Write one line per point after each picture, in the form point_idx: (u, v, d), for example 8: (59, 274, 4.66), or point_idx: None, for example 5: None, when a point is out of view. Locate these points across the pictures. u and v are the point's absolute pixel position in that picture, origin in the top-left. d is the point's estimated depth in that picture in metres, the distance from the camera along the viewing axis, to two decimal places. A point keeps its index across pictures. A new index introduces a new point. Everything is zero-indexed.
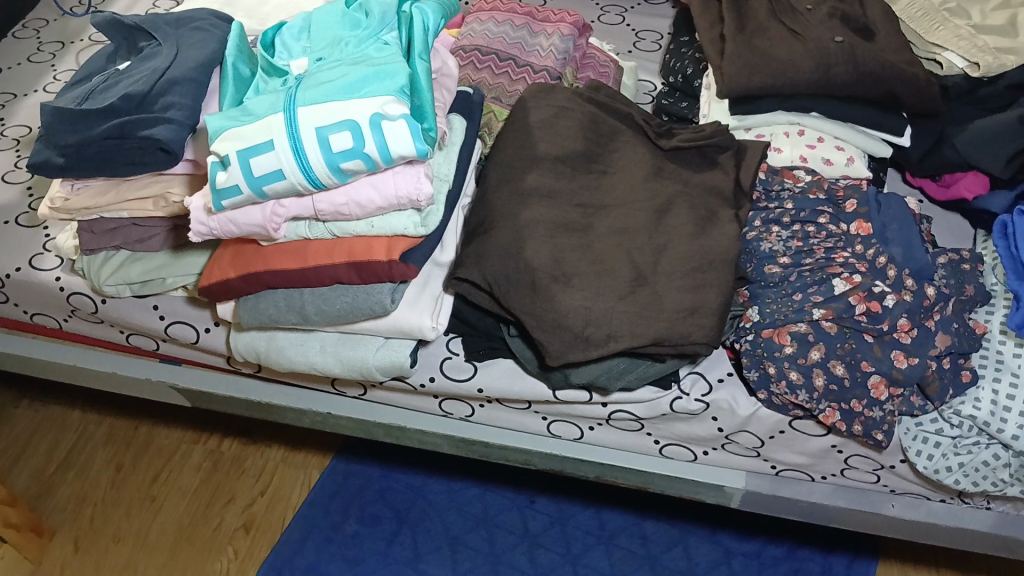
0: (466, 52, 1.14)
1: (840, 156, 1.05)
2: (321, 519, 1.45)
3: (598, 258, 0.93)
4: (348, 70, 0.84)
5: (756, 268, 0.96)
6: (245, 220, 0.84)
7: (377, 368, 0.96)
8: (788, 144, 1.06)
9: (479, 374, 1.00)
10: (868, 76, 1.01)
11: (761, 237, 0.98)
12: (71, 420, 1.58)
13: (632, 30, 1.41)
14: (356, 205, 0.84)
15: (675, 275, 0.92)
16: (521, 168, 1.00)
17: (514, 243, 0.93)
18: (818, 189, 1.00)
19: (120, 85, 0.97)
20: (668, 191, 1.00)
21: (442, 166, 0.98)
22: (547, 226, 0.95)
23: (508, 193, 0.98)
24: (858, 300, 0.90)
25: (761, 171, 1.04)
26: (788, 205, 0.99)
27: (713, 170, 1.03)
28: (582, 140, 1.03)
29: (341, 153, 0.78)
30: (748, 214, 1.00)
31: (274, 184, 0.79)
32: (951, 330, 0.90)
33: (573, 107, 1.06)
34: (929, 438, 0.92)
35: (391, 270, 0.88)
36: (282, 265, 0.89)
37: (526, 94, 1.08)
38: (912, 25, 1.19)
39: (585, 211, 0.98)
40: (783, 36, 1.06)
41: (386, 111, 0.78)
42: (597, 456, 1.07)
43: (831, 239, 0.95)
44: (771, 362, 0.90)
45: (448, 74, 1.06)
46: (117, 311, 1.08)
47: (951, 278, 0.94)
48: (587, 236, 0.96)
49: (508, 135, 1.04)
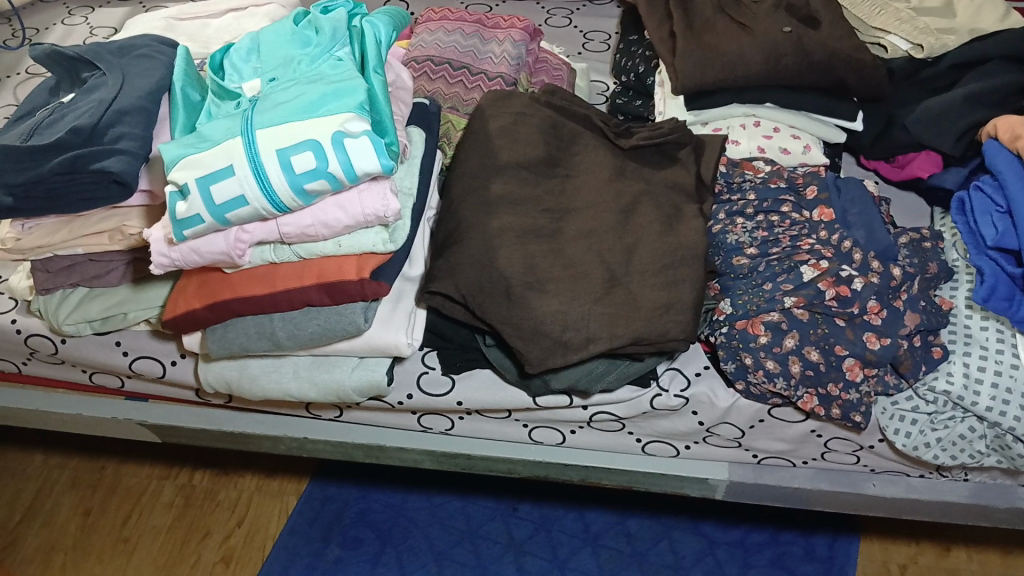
0: (418, 64, 1.13)
1: (796, 144, 1.05)
2: (302, 547, 1.42)
3: (569, 262, 0.93)
4: (305, 93, 0.83)
5: (724, 260, 0.97)
6: (209, 249, 0.82)
7: (354, 389, 0.94)
8: (745, 135, 1.06)
9: (457, 387, 0.99)
10: (817, 65, 1.04)
11: (727, 228, 0.99)
12: (34, 467, 1.52)
13: (580, 31, 1.41)
14: (322, 225, 0.83)
15: (648, 273, 0.92)
16: (484, 176, 1.00)
17: (486, 252, 0.92)
18: (778, 178, 1.01)
19: (67, 118, 0.94)
20: (631, 192, 1.01)
21: (405, 180, 0.98)
22: (515, 233, 0.95)
23: (474, 202, 0.98)
24: (827, 286, 0.91)
25: (721, 165, 1.04)
26: (751, 196, 1.00)
27: (671, 169, 1.04)
28: (543, 146, 1.03)
29: (304, 174, 0.76)
30: (711, 208, 1.01)
31: (236, 211, 0.78)
32: (919, 308, 0.92)
33: (530, 113, 1.06)
34: (905, 416, 0.93)
35: (364, 289, 0.86)
36: (250, 291, 0.87)
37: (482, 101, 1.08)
38: (854, 11, 1.22)
39: (554, 217, 0.98)
40: (732, 29, 1.07)
41: (348, 128, 0.77)
42: (581, 459, 1.06)
43: (793, 227, 0.97)
44: (747, 353, 0.91)
45: (404, 89, 1.05)
46: (78, 351, 1.05)
47: (914, 257, 0.96)
48: (557, 240, 0.96)
49: (469, 144, 1.04)
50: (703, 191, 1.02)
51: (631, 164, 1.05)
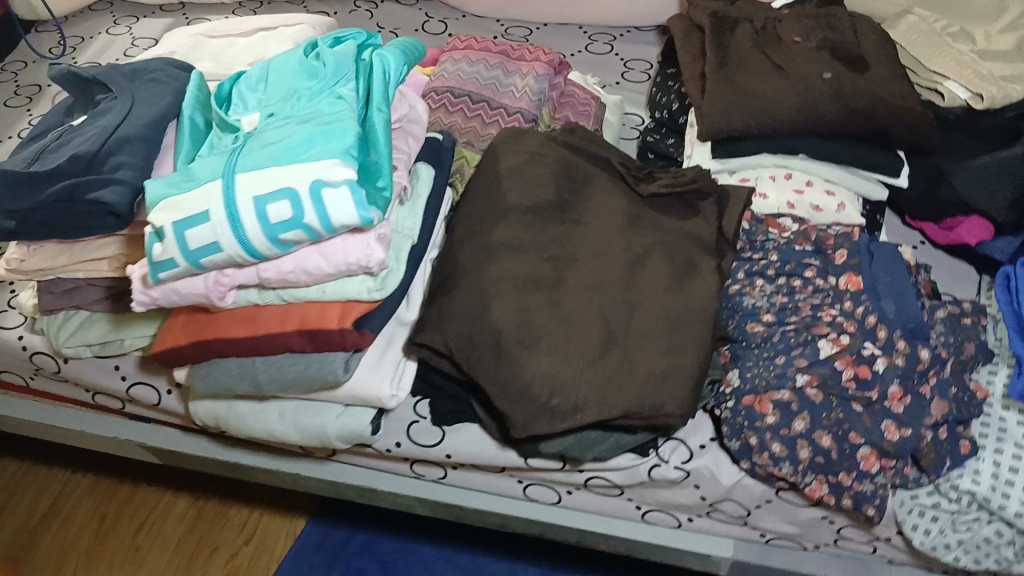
0: (437, 95, 1.09)
1: (830, 201, 0.97)
2: (305, 571, 1.39)
3: (568, 318, 0.88)
4: (294, 133, 0.80)
5: (738, 325, 0.90)
6: (189, 290, 0.80)
7: (337, 436, 0.91)
8: (774, 188, 0.99)
9: (447, 439, 0.96)
10: (859, 114, 0.95)
11: (744, 290, 0.93)
12: (58, 468, 1.55)
13: (621, 59, 1.36)
14: (303, 272, 0.79)
15: (650, 337, 0.86)
16: (488, 219, 0.95)
17: (480, 303, 0.88)
18: (805, 240, 0.93)
19: (72, 144, 0.93)
20: (644, 244, 0.95)
21: (406, 221, 0.94)
22: (513, 282, 0.90)
23: (475, 246, 0.93)
24: (845, 365, 0.84)
25: (744, 221, 0.97)
26: (773, 256, 0.93)
27: (691, 221, 0.97)
28: (554, 189, 0.98)
29: (279, 224, 0.73)
30: (732, 264, 0.94)
31: (211, 257, 0.75)
32: (949, 395, 0.84)
33: (545, 153, 1.01)
34: (925, 512, 0.85)
35: (345, 338, 0.83)
36: (232, 332, 0.85)
37: (497, 138, 1.03)
38: (911, 51, 1.13)
39: (558, 266, 0.93)
40: (767, 72, 1.01)
41: (329, 176, 0.73)
42: (575, 521, 1.03)
43: (815, 295, 0.89)
44: (752, 433, 0.84)
45: (417, 122, 1.01)
46: (80, 372, 1.05)
47: (951, 335, 0.89)
48: (559, 292, 0.90)
49: (478, 183, 0.99)
50: (723, 246, 0.95)
51: (649, 211, 0.99)
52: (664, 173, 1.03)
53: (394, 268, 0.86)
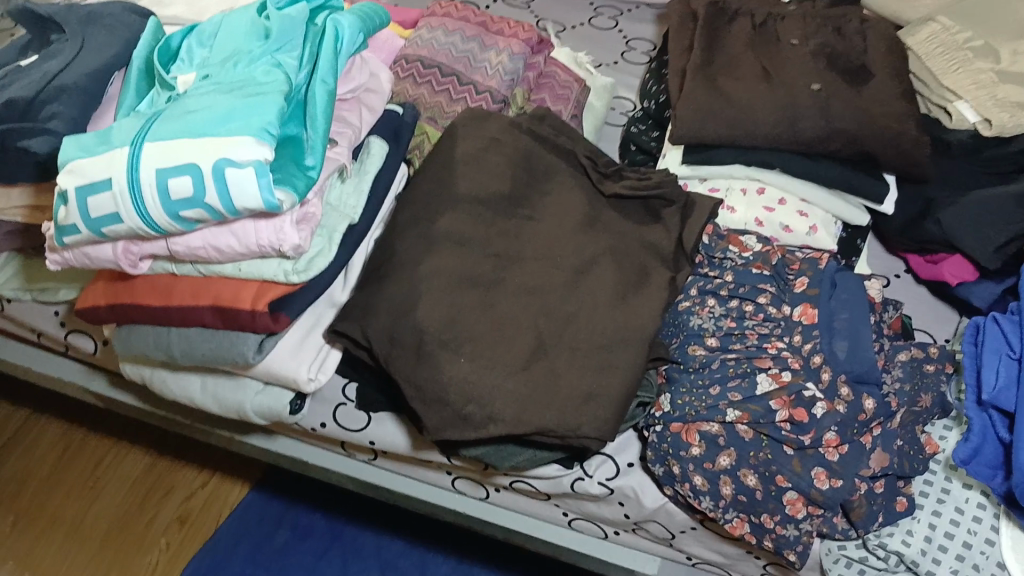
0: (406, 64, 1.03)
1: (802, 223, 0.90)
2: (254, 527, 1.36)
3: (497, 319, 0.82)
4: (213, 101, 0.75)
5: (680, 347, 0.84)
6: (98, 257, 0.77)
7: (254, 412, 0.88)
8: (745, 201, 0.92)
9: (372, 426, 0.91)
10: (841, 133, 0.88)
11: (694, 307, 0.86)
12: (23, 397, 1.54)
13: (623, 37, 1.27)
14: (213, 249, 0.75)
15: (581, 350, 0.81)
16: (434, 206, 0.90)
17: (408, 295, 0.83)
18: (766, 264, 0.86)
19: (11, 86, 0.90)
20: (596, 245, 0.89)
21: (347, 199, 0.88)
22: (446, 276, 0.85)
23: (415, 233, 0.88)
24: (780, 405, 0.78)
25: (705, 234, 0.91)
26: (728, 276, 0.86)
27: (651, 231, 0.90)
28: (510, 179, 0.93)
29: (180, 202, 0.69)
30: (686, 279, 0.88)
31: (112, 227, 0.72)
32: (893, 447, 0.78)
33: (506, 140, 0.95)
34: (852, 564, 0.78)
35: (255, 320, 0.79)
36: (147, 300, 0.82)
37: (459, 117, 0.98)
38: (926, 62, 1.03)
39: (500, 261, 0.87)
40: (753, 77, 0.93)
41: (235, 155, 0.69)
42: (501, 518, 0.99)
43: (764, 323, 0.83)
44: (676, 462, 0.79)
45: (377, 93, 0.96)
46: (19, 314, 1.02)
47: (908, 382, 0.81)
48: (494, 290, 0.85)
49: (432, 165, 0.94)
50: (680, 258, 0.89)
51: (610, 211, 0.93)
52: (633, 173, 0.96)
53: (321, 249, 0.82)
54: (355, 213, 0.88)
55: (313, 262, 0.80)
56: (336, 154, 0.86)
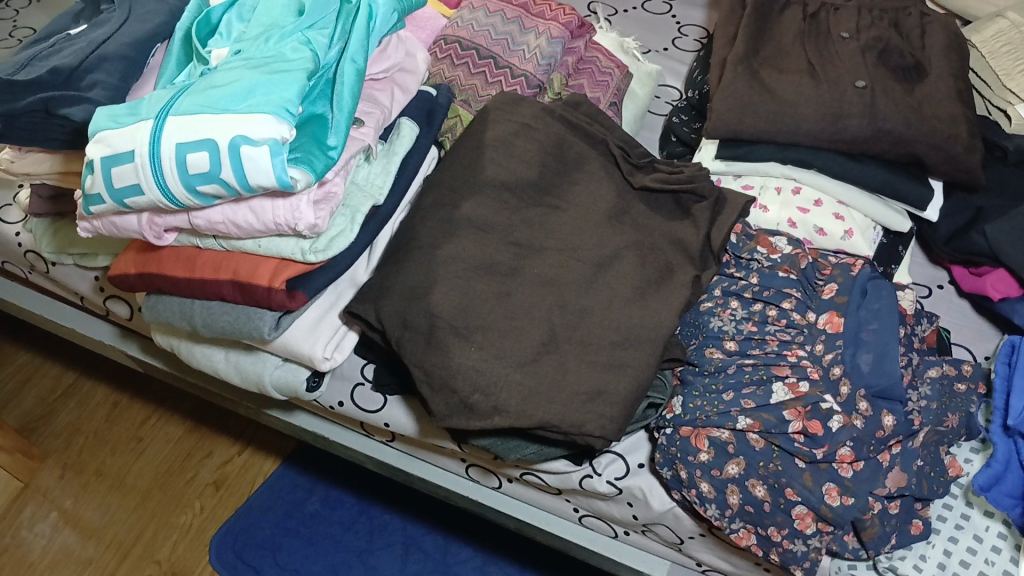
0: (445, 44, 1.03)
1: (837, 226, 0.86)
2: (286, 491, 1.40)
3: (511, 310, 0.82)
4: (237, 75, 0.75)
5: (698, 348, 0.82)
6: (124, 227, 0.79)
7: (272, 385, 0.90)
8: (779, 201, 0.88)
9: (388, 408, 0.91)
10: (887, 135, 0.84)
11: (716, 308, 0.84)
12: (77, 351, 1.59)
13: (675, 22, 1.24)
14: (233, 225, 0.77)
15: (594, 346, 0.80)
16: (458, 191, 0.89)
17: (424, 280, 0.83)
18: (794, 268, 0.83)
19: (59, 54, 0.92)
20: (622, 239, 0.87)
21: (374, 178, 0.88)
22: (464, 263, 0.84)
23: (437, 216, 0.88)
24: (794, 416, 0.75)
25: (734, 233, 0.88)
26: (753, 279, 0.84)
27: (679, 227, 0.88)
28: (539, 167, 0.91)
29: (197, 176, 0.71)
30: (710, 279, 0.85)
31: (133, 199, 0.74)
32: (911, 468, 0.74)
33: (538, 126, 0.93)
34: None
35: (271, 297, 0.80)
36: (172, 271, 0.84)
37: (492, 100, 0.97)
38: (991, 61, 1.00)
39: (521, 250, 0.86)
40: (798, 72, 0.89)
41: (251, 134, 0.70)
42: (513, 508, 0.98)
43: (785, 329, 0.80)
44: (683, 466, 0.77)
45: (412, 73, 0.95)
46: (64, 277, 1.06)
47: (935, 400, 0.78)
48: (511, 280, 0.84)
49: (461, 147, 0.93)
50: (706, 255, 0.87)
51: (639, 204, 0.91)
52: (666, 166, 0.94)
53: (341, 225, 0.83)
54: (383, 193, 0.88)
55: (331, 243, 0.81)
56: (362, 135, 0.85)
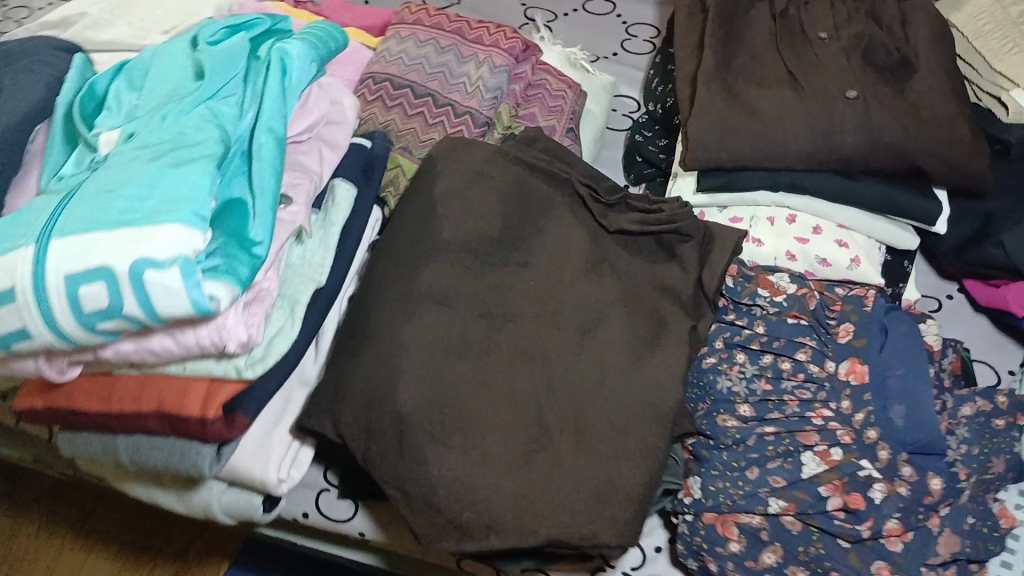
0: (376, 83, 0.90)
1: (842, 254, 0.78)
2: None
3: (492, 400, 0.71)
4: (128, 175, 0.62)
5: (707, 415, 0.72)
6: (15, 370, 0.65)
7: (222, 511, 0.78)
8: (776, 231, 0.79)
9: (360, 515, 0.80)
10: (886, 147, 0.74)
11: (721, 363, 0.74)
12: None
13: (623, 22, 1.13)
14: (149, 353, 0.64)
15: (592, 430, 0.69)
16: (411, 260, 0.78)
17: (388, 375, 0.71)
18: (804, 314, 0.74)
19: None
20: (606, 296, 0.76)
21: (313, 257, 0.76)
22: (431, 347, 0.73)
23: (391, 293, 0.76)
24: (830, 491, 0.66)
25: (728, 276, 0.78)
26: (758, 328, 0.74)
27: (667, 273, 0.78)
28: (499, 221, 0.80)
29: (95, 314, 0.58)
30: (709, 330, 0.76)
31: (20, 343, 0.61)
32: (963, 529, 0.67)
33: (493, 174, 0.82)
34: None
35: (206, 429, 0.68)
36: (84, 406, 0.70)
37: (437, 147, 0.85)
38: (975, 42, 0.91)
39: (493, 323, 0.75)
40: (778, 83, 0.79)
41: (156, 254, 0.57)
42: None
43: (804, 386, 0.71)
44: (712, 559, 0.67)
45: (342, 124, 0.84)
46: None
47: (977, 446, 0.70)
48: (486, 362, 0.73)
49: (409, 207, 0.81)
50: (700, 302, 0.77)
51: (617, 249, 0.80)
52: (639, 201, 0.83)
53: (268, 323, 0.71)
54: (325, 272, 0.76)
55: (274, 345, 0.70)
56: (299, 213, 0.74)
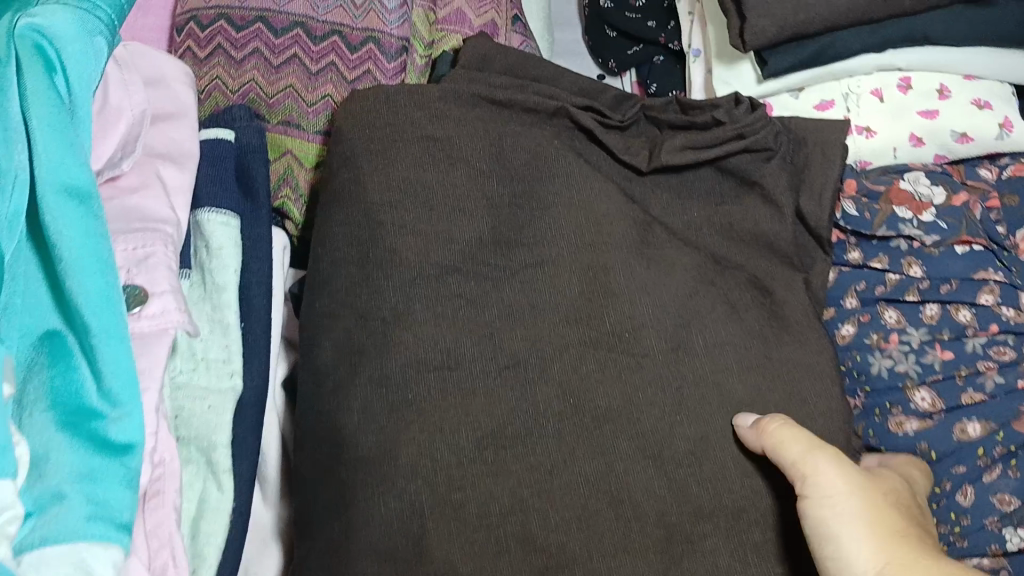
0: (204, 29, 0.57)
1: (989, 121, 0.58)
2: None
3: (573, 510, 0.44)
4: None
5: (879, 405, 0.53)
6: None
7: None
8: (890, 110, 0.58)
9: None
10: None
11: (869, 332, 0.54)
12: None
13: None
14: None
15: (731, 505, 0.46)
16: (375, 319, 0.47)
17: (402, 526, 0.44)
18: (976, 236, 0.55)
19: None
20: (684, 281, 0.51)
21: (216, 361, 0.49)
22: (450, 454, 0.45)
23: (361, 374, 0.47)
24: None
25: (848, 200, 0.56)
26: (917, 276, 0.55)
27: (751, 220, 0.53)
28: (484, 212, 0.50)
29: None
30: (846, 287, 0.56)
31: None
32: None
33: (448, 135, 0.51)
34: None
35: None
36: None
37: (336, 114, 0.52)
38: None
39: (528, 379, 0.47)
40: None
41: None
42: None
43: (999, 342, 0.54)
44: None
45: (177, 118, 0.52)
46: None
47: None
48: (545, 448, 0.46)
49: (333, 223, 0.50)
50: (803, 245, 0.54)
51: (668, 198, 0.54)
52: (664, 112, 0.56)
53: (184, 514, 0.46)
54: (238, 378, 0.49)
55: (205, 541, 0.46)
56: (173, 309, 0.44)
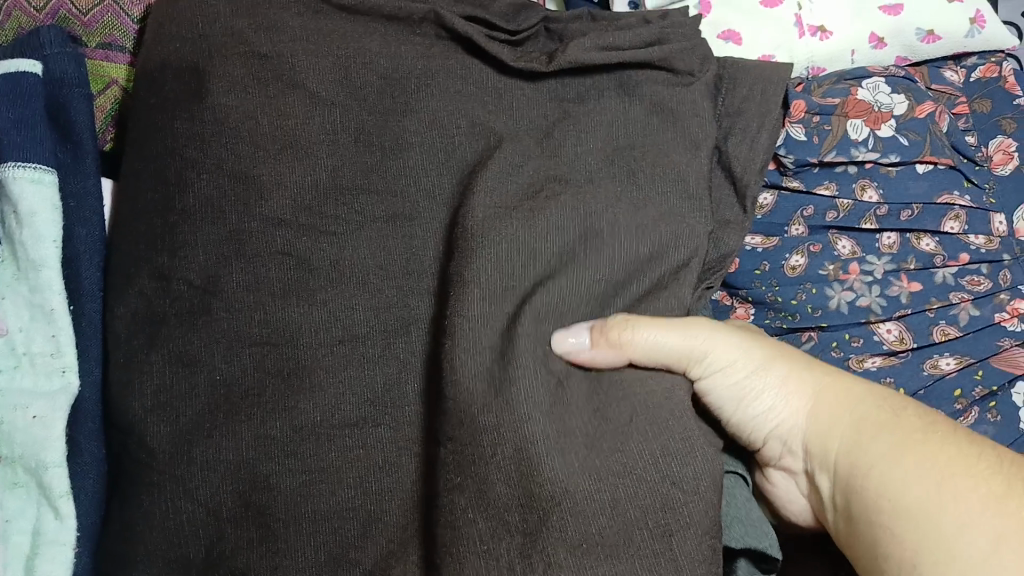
0: None
1: (960, 16, 0.51)
2: None
3: (407, 528, 0.34)
4: None
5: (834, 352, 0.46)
6: None
7: None
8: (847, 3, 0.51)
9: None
10: None
11: (823, 263, 0.46)
12: None
13: None
14: None
15: (583, 532, 0.31)
16: (179, 281, 0.34)
17: (198, 540, 0.33)
18: (941, 153, 0.47)
19: None
20: (577, 218, 0.35)
21: (38, 357, 0.36)
22: (252, 447, 0.34)
23: (157, 352, 0.34)
24: None
25: (795, 113, 0.46)
26: (874, 197, 0.47)
27: (662, 159, 0.39)
28: (326, 150, 0.36)
29: None
30: (789, 212, 0.47)
31: None
32: None
33: (280, 52, 0.36)
34: None
35: None
36: None
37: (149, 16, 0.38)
38: None
39: (375, 386, 0.35)
40: None
41: None
42: None
43: (971, 272, 0.48)
44: None
45: None
46: None
47: None
48: (382, 453, 0.35)
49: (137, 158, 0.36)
50: (714, 192, 0.42)
51: (554, 122, 0.39)
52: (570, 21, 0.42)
53: (11, 552, 0.34)
54: (73, 375, 0.36)
55: None
56: None
